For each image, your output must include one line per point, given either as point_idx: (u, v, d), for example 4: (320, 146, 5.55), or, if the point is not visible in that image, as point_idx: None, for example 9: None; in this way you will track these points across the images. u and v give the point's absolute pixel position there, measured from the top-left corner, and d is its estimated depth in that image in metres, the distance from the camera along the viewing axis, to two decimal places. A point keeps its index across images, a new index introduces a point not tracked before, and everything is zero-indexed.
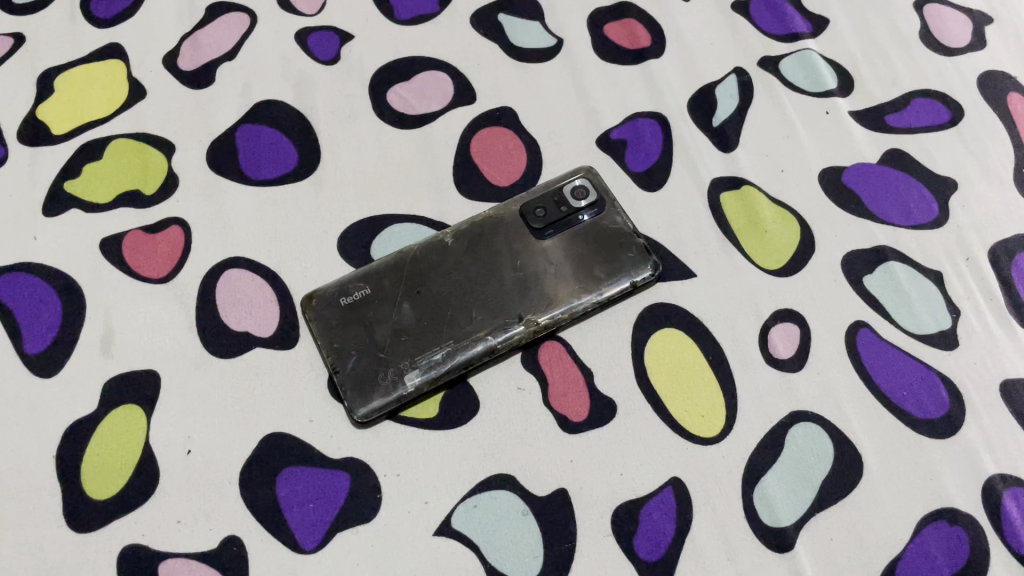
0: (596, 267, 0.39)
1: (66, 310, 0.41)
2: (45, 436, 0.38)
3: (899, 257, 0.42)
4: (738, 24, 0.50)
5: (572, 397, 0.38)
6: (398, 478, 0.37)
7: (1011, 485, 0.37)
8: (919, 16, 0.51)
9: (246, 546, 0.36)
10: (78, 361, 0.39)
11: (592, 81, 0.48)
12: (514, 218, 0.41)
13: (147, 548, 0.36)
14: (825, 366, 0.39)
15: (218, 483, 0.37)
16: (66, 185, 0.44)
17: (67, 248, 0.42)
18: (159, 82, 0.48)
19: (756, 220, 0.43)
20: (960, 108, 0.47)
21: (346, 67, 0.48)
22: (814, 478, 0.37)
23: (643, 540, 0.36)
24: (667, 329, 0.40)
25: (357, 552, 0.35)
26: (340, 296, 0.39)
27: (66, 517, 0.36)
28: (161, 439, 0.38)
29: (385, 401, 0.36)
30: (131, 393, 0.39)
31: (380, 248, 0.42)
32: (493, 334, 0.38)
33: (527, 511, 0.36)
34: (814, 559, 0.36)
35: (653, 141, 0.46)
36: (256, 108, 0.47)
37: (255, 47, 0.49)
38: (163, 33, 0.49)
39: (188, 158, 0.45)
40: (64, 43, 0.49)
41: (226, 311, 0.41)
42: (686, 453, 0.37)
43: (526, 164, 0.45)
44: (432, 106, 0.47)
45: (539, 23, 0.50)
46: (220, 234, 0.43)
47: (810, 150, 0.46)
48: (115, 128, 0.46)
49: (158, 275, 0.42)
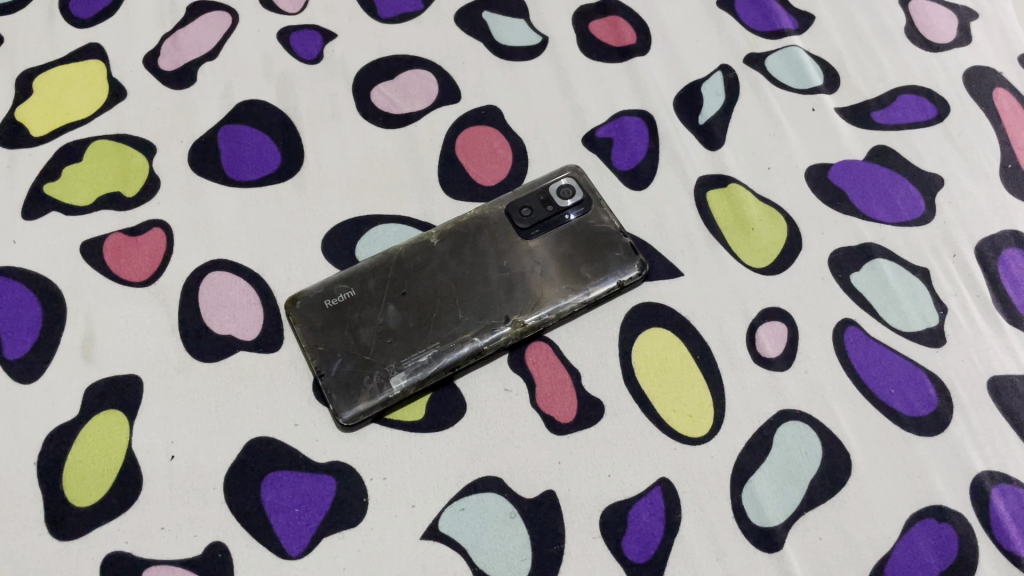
0: (583, 266, 0.39)
1: (46, 315, 0.40)
2: (26, 442, 0.37)
3: (886, 254, 0.42)
4: (723, 20, 0.50)
5: (560, 399, 0.38)
6: (384, 481, 0.36)
7: (999, 481, 0.37)
8: (906, 12, 0.51)
9: (231, 552, 0.35)
10: (59, 366, 0.39)
11: (577, 79, 0.48)
12: (500, 218, 0.41)
13: (131, 555, 0.35)
14: (813, 364, 0.39)
15: (202, 489, 0.36)
16: (47, 186, 0.44)
17: (47, 252, 0.42)
18: (139, 82, 0.47)
19: (743, 219, 0.43)
20: (945, 104, 0.47)
21: (330, 67, 0.48)
22: (803, 478, 0.37)
23: (632, 541, 0.36)
24: (654, 328, 0.40)
25: (342, 557, 0.35)
26: (325, 298, 0.39)
27: (47, 525, 0.35)
28: (145, 445, 0.37)
29: (370, 404, 0.36)
30: (114, 399, 0.38)
31: (364, 250, 0.42)
32: (479, 335, 0.37)
33: (515, 513, 0.36)
34: (802, 557, 0.36)
35: (641, 141, 0.46)
36: (239, 109, 0.46)
37: (236, 46, 0.48)
38: (145, 33, 0.48)
39: (169, 160, 0.44)
40: (43, 44, 0.48)
41: (209, 315, 0.40)
42: (674, 453, 0.37)
43: (512, 163, 0.45)
44: (415, 105, 0.46)
45: (524, 21, 0.50)
46: (203, 235, 0.42)
47: (797, 147, 0.46)
48: (96, 129, 0.45)
49: (140, 278, 0.41)
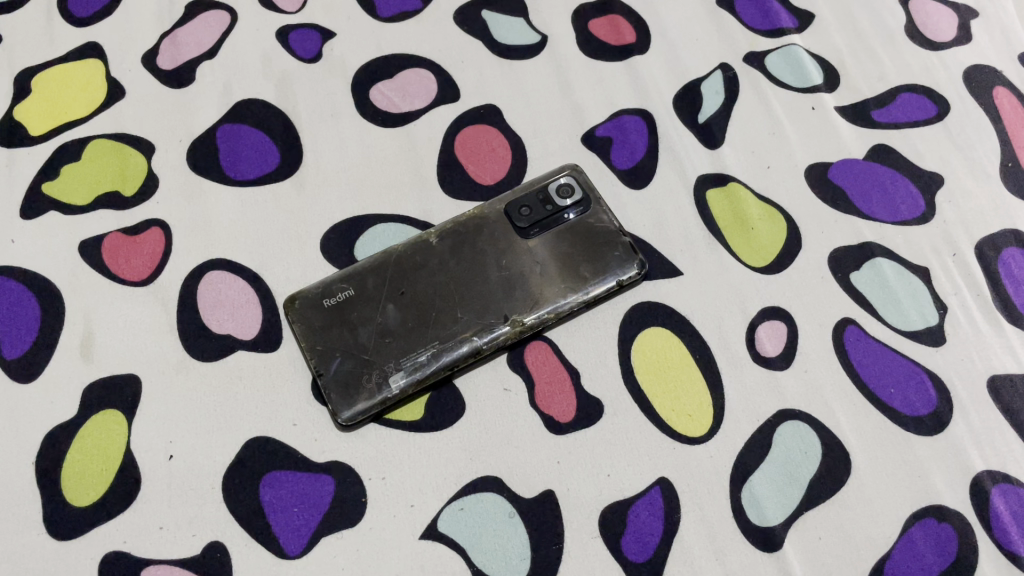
0: (582, 266, 0.39)
1: (45, 314, 0.40)
2: (25, 442, 0.37)
3: (886, 253, 0.42)
4: (723, 19, 0.50)
5: (559, 398, 0.38)
6: (383, 481, 0.36)
7: (1000, 481, 0.37)
8: (906, 10, 0.50)
9: (229, 551, 0.35)
10: (57, 366, 0.39)
11: (576, 78, 0.47)
12: (499, 217, 0.41)
13: (130, 555, 0.35)
14: (812, 364, 0.39)
15: (200, 489, 0.36)
16: (46, 186, 0.44)
17: (45, 251, 0.42)
18: (138, 81, 0.47)
19: (743, 218, 0.43)
20: (946, 102, 0.47)
21: (329, 66, 0.47)
22: (802, 478, 0.37)
23: (631, 541, 0.35)
24: (653, 328, 0.40)
25: (341, 557, 0.35)
26: (324, 297, 0.39)
27: (46, 524, 0.35)
28: (144, 445, 0.37)
29: (369, 404, 0.36)
30: (112, 399, 0.38)
31: (363, 249, 0.42)
32: (478, 334, 0.37)
33: (513, 513, 0.36)
34: (802, 557, 0.35)
35: (640, 140, 0.46)
36: (237, 108, 0.46)
37: (235, 45, 0.48)
38: (143, 32, 0.48)
39: (167, 159, 0.44)
40: (42, 43, 0.48)
41: (208, 314, 0.40)
42: (674, 452, 0.37)
43: (511, 162, 0.45)
44: (414, 104, 0.46)
45: (523, 20, 0.50)
46: (202, 235, 0.42)
47: (796, 145, 0.45)
48: (95, 128, 0.45)
49: (139, 277, 0.41)
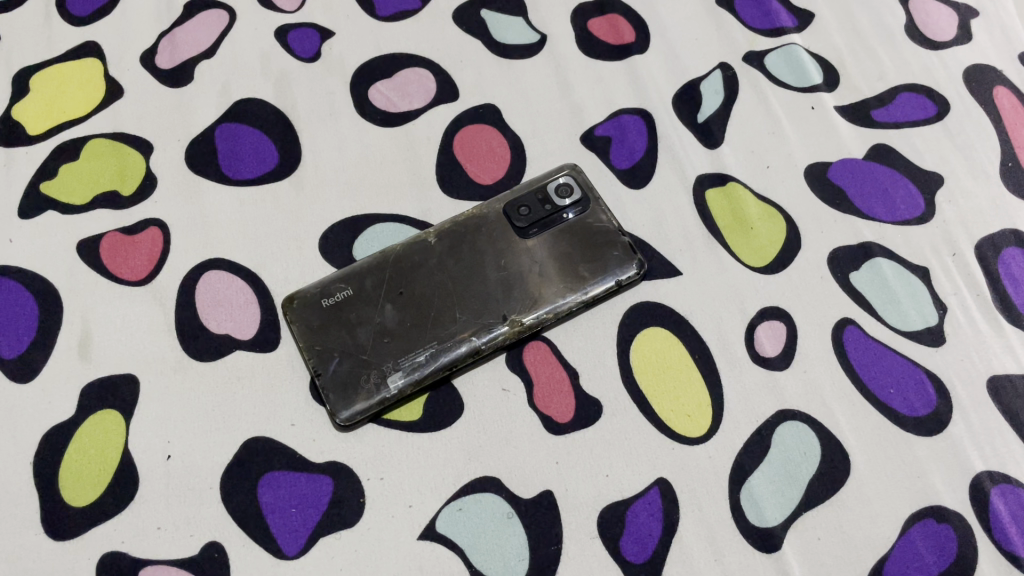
0: (581, 266, 0.39)
1: (43, 313, 0.40)
2: (22, 442, 0.37)
3: (885, 253, 0.42)
4: (722, 18, 0.50)
5: (557, 399, 0.38)
6: (382, 482, 0.36)
7: (999, 482, 0.37)
8: (906, 10, 0.50)
9: (228, 551, 0.35)
10: (55, 365, 0.39)
11: (575, 78, 0.47)
12: (498, 217, 0.41)
13: (127, 555, 0.35)
14: (812, 364, 0.39)
15: (198, 489, 0.36)
16: (44, 185, 0.43)
17: (43, 251, 0.41)
18: (136, 81, 0.47)
19: (742, 218, 0.43)
20: (945, 102, 0.47)
21: (327, 65, 0.47)
22: (801, 478, 0.37)
23: (630, 542, 0.35)
24: (652, 328, 0.40)
25: (339, 557, 0.35)
26: (323, 297, 0.38)
27: (44, 524, 0.35)
28: (142, 445, 0.37)
29: (367, 404, 0.36)
30: (110, 399, 0.38)
31: (362, 249, 0.42)
32: (477, 334, 0.37)
33: (512, 514, 0.36)
34: (800, 558, 0.35)
35: (639, 139, 0.45)
36: (236, 107, 0.46)
37: (234, 44, 0.48)
38: (141, 31, 0.48)
39: (165, 159, 0.44)
40: (40, 43, 0.48)
41: (206, 314, 0.40)
42: (673, 453, 0.37)
43: (510, 162, 0.45)
44: (413, 103, 0.46)
45: (523, 19, 0.49)
46: (200, 234, 0.42)
47: (796, 145, 0.45)
48: (93, 128, 0.45)
49: (137, 276, 0.41)
